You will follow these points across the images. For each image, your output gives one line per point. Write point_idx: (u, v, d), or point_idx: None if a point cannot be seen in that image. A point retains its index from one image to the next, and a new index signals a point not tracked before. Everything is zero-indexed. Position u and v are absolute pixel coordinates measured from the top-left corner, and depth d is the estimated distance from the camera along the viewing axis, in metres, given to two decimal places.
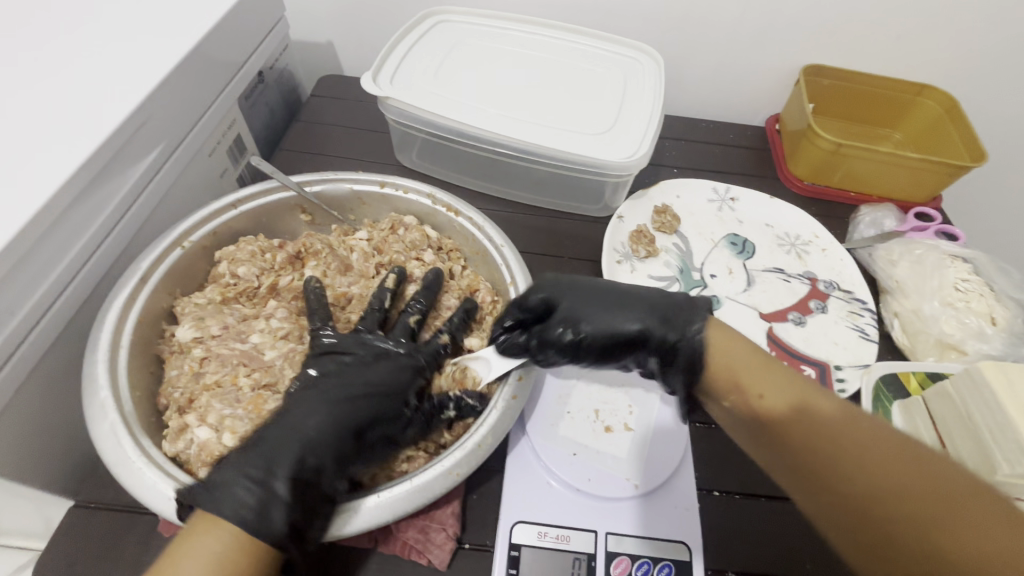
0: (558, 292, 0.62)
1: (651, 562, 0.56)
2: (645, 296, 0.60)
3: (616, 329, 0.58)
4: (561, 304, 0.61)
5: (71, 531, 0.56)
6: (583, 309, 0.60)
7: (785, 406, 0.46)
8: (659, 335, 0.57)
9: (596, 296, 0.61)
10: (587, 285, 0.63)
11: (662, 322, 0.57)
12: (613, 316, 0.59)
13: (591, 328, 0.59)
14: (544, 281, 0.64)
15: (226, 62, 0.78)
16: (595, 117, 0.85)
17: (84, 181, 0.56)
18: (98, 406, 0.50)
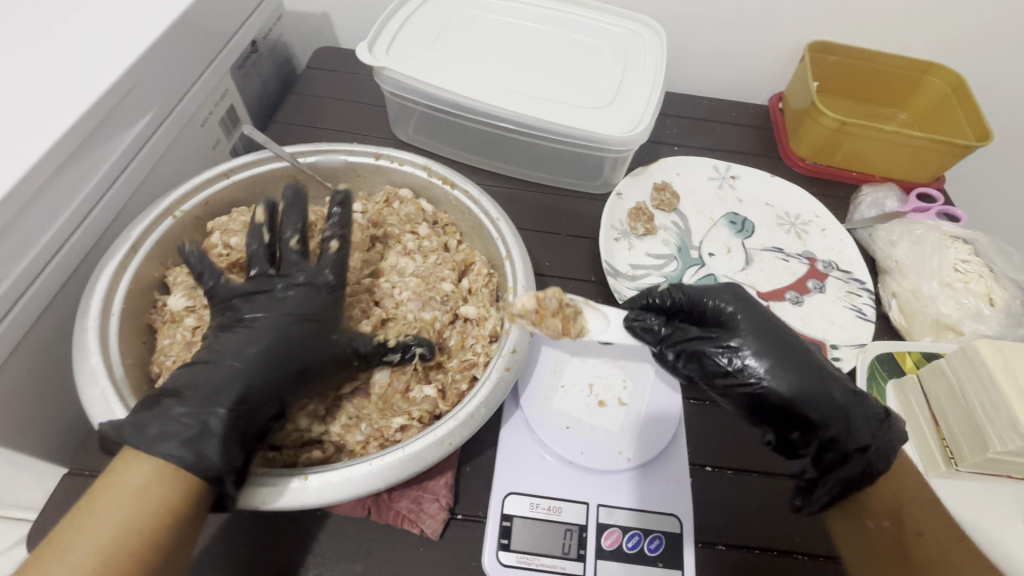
0: (745, 318, 0.55)
1: (642, 534, 0.56)
2: (837, 384, 0.53)
3: (784, 388, 0.51)
4: (746, 329, 0.54)
5: (67, 496, 0.56)
6: (774, 350, 0.52)
7: (911, 533, 0.53)
8: (834, 422, 0.52)
9: (789, 342, 0.54)
10: (783, 329, 0.55)
11: (845, 416, 0.52)
12: (799, 375, 0.51)
13: (770, 375, 0.51)
14: (730, 298, 0.57)
15: (216, 30, 0.76)
16: (595, 91, 0.83)
17: (72, 147, 0.55)
18: (89, 373, 0.50)
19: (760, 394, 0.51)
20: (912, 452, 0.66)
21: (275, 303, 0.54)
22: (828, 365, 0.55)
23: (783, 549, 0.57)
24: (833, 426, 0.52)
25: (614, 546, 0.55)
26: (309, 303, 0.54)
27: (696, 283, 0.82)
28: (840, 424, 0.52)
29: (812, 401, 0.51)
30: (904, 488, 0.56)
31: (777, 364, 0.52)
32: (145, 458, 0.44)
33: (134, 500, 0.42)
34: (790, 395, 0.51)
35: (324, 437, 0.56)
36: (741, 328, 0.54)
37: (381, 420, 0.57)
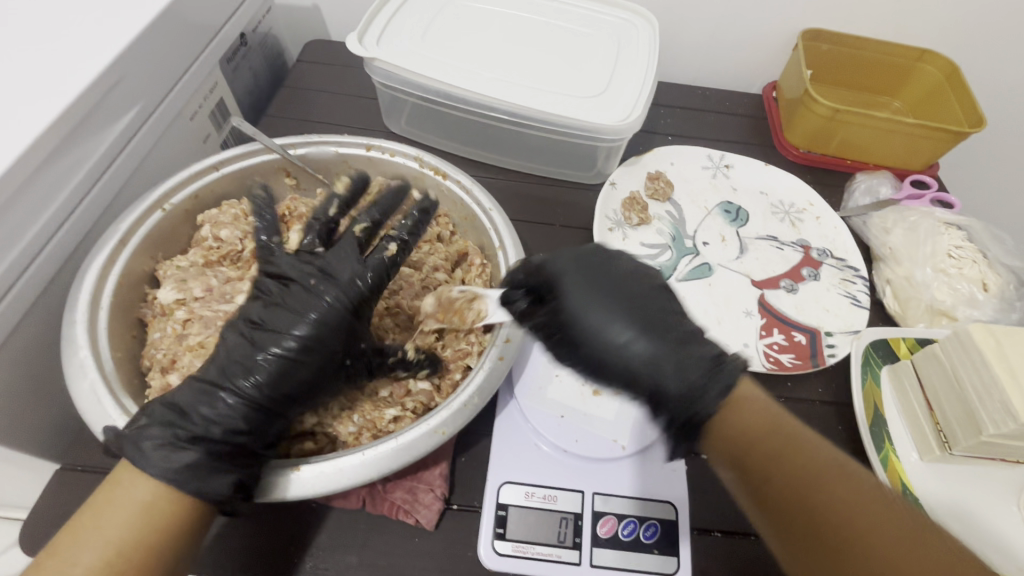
0: (567, 282, 0.53)
1: (637, 521, 0.56)
2: (656, 331, 0.50)
3: (632, 347, 0.50)
4: (568, 293, 0.53)
5: (59, 492, 0.56)
6: (603, 309, 0.51)
7: (761, 480, 0.49)
8: (665, 381, 0.48)
9: (632, 296, 0.52)
10: (628, 285, 0.53)
11: (666, 369, 0.48)
12: (646, 334, 0.50)
13: (626, 340, 0.50)
14: (566, 260, 0.55)
15: (204, 22, 0.75)
16: (588, 80, 0.83)
17: (56, 139, 0.54)
18: (78, 367, 0.49)
19: (603, 359, 0.50)
20: (907, 437, 0.66)
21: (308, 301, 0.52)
22: (656, 311, 0.52)
23: None
24: (669, 381, 0.48)
25: (609, 534, 0.55)
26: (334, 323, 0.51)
27: (690, 272, 0.81)
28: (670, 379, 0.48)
29: (656, 358, 0.49)
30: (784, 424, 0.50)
31: (639, 330, 0.50)
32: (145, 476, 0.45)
33: (135, 519, 0.43)
34: (642, 358, 0.49)
35: (317, 427, 0.56)
36: (561, 297, 0.53)
37: (375, 411, 0.57)
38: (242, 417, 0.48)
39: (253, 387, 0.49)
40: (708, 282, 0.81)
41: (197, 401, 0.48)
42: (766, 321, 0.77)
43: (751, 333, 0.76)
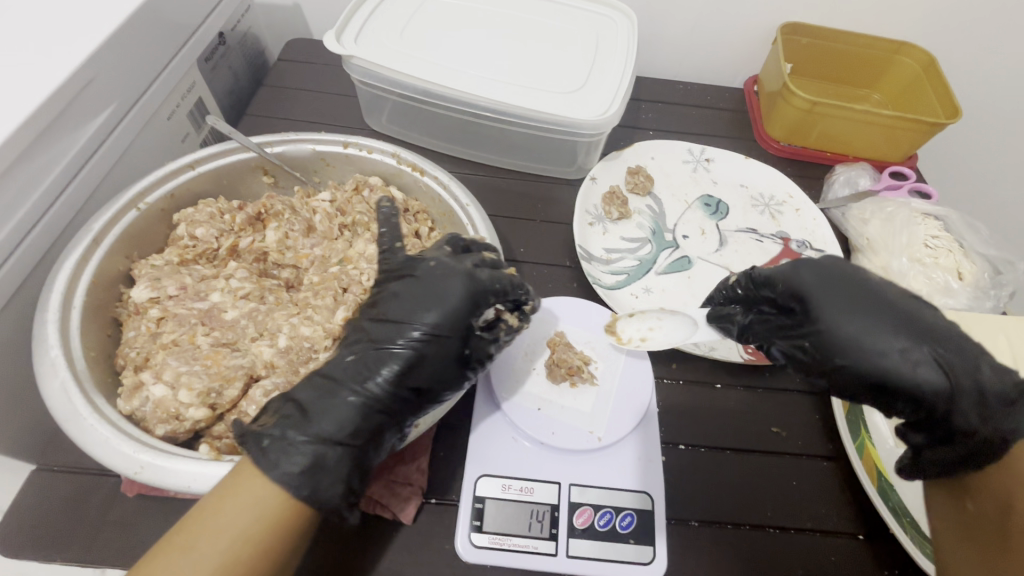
0: (824, 299, 0.50)
1: (613, 511, 0.57)
2: (943, 349, 0.46)
3: (904, 352, 0.46)
4: (835, 303, 0.49)
5: (36, 492, 0.55)
6: (864, 319, 0.48)
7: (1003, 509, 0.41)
8: (964, 404, 0.45)
9: (882, 304, 0.49)
10: (872, 290, 0.50)
11: (975, 397, 0.45)
12: (885, 351, 0.47)
13: (906, 351, 0.46)
14: (811, 273, 0.52)
15: (180, 21, 0.75)
16: (566, 75, 0.83)
17: (27, 139, 0.54)
18: (48, 365, 0.49)
19: (870, 372, 0.47)
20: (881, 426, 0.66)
21: (422, 291, 0.53)
22: (928, 319, 0.48)
23: (754, 523, 0.58)
24: (950, 393, 0.45)
25: (586, 525, 0.56)
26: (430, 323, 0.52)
27: (670, 265, 0.82)
28: (956, 384, 0.45)
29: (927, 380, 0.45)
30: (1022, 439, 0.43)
31: (867, 339, 0.47)
32: (265, 480, 0.44)
33: (256, 521, 0.42)
34: (869, 369, 0.47)
35: None
36: (819, 309, 0.50)
37: None
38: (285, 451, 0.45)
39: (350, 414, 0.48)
40: (687, 275, 0.81)
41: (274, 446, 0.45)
42: None
43: None
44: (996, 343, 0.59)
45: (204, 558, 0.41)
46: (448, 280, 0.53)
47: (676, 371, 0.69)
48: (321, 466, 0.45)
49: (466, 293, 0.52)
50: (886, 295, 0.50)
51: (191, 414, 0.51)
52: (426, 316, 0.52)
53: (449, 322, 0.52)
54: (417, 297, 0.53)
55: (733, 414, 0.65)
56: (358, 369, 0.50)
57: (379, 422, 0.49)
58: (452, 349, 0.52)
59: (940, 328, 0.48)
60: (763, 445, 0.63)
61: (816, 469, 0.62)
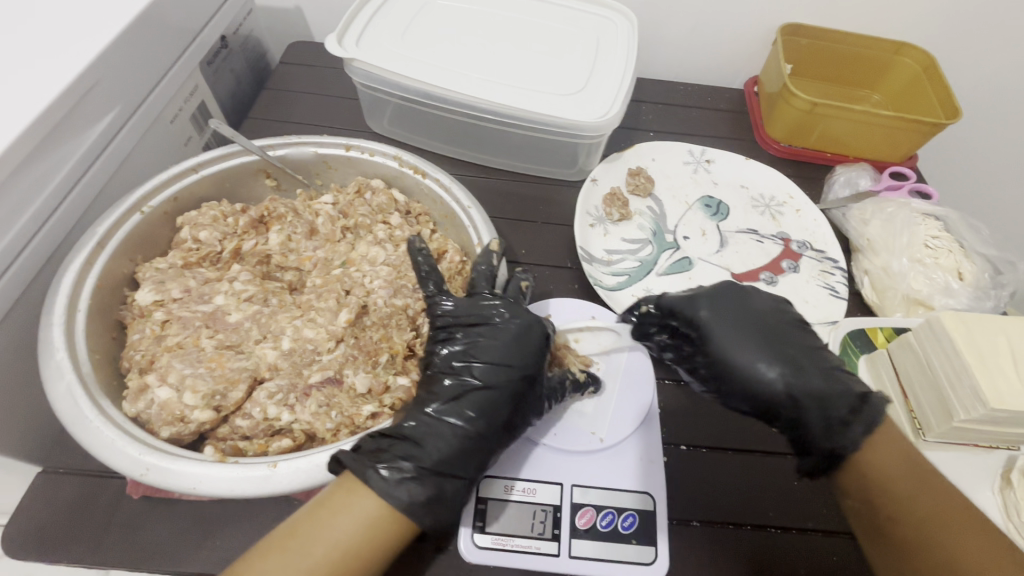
0: (712, 331, 0.59)
1: (615, 512, 0.57)
2: (806, 378, 0.56)
3: (771, 374, 0.57)
4: (726, 332, 0.59)
5: (43, 494, 0.56)
6: (746, 350, 0.58)
7: (883, 512, 0.52)
8: (814, 425, 0.56)
9: (759, 337, 0.58)
10: (756, 321, 0.60)
11: (824, 419, 0.55)
12: (757, 379, 0.57)
13: (773, 378, 0.56)
14: (706, 306, 0.61)
15: (183, 25, 0.75)
16: (567, 78, 0.83)
17: (32, 144, 0.55)
18: (54, 368, 0.49)
19: (750, 389, 0.57)
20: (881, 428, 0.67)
21: (497, 332, 0.57)
22: (795, 348, 0.58)
23: (756, 523, 0.58)
24: (803, 415, 0.56)
25: (588, 525, 0.56)
26: (513, 358, 0.56)
27: (670, 266, 0.82)
28: (822, 404, 0.55)
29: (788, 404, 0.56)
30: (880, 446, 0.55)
31: (742, 368, 0.57)
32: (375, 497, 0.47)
33: (363, 533, 0.45)
34: (745, 392, 0.57)
35: (294, 425, 0.53)
36: (707, 339, 0.59)
37: (353, 407, 0.54)
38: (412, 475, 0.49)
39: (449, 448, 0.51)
40: (688, 276, 0.81)
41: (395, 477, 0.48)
42: None
43: None
44: (996, 344, 0.59)
45: (311, 553, 0.44)
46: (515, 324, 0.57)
47: (678, 372, 0.69)
48: (440, 495, 0.49)
49: (539, 333, 0.58)
50: (763, 327, 0.59)
51: (195, 416, 0.51)
52: (506, 353, 0.56)
53: (523, 358, 0.56)
54: (495, 331, 0.57)
55: (734, 414, 0.66)
56: (457, 401, 0.54)
57: (479, 454, 0.53)
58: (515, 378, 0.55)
59: (807, 354, 0.58)
60: (764, 445, 0.63)
61: (818, 468, 0.62)
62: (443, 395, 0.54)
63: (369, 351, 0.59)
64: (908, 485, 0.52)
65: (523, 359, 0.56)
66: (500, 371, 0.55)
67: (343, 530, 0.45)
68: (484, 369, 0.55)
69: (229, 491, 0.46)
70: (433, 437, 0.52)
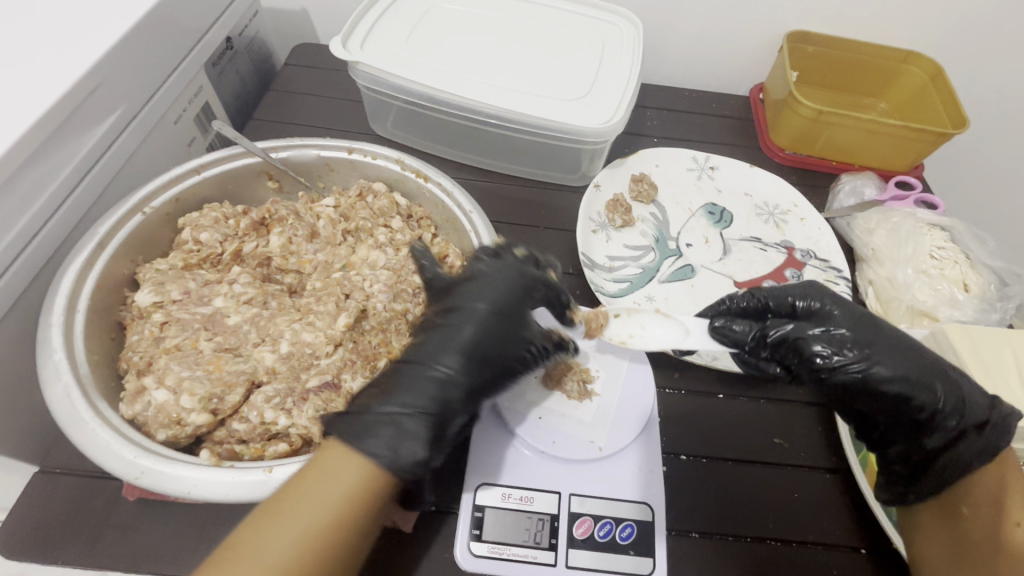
0: (838, 310, 0.57)
1: (613, 522, 0.56)
2: (939, 360, 0.55)
3: (896, 367, 0.54)
4: (841, 321, 0.57)
5: (38, 495, 0.55)
6: (870, 328, 0.56)
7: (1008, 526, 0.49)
8: (960, 405, 0.53)
9: (877, 321, 0.57)
10: (872, 316, 0.58)
11: (967, 403, 0.53)
12: (897, 355, 0.54)
13: (909, 358, 0.54)
14: (816, 291, 0.60)
15: (188, 26, 0.75)
16: (571, 83, 0.83)
17: (36, 143, 0.55)
18: (52, 369, 0.49)
19: (893, 370, 0.53)
20: None
21: (490, 276, 0.59)
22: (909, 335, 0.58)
23: (756, 536, 0.57)
24: (952, 399, 0.53)
25: (585, 535, 0.55)
26: (495, 304, 0.57)
27: (672, 274, 0.82)
28: (939, 404, 0.53)
29: (931, 386, 0.53)
30: (1008, 481, 0.52)
31: (875, 343, 0.55)
32: (353, 454, 0.47)
33: (346, 498, 0.45)
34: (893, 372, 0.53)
35: (291, 430, 0.53)
36: (831, 318, 0.57)
37: None
38: (383, 413, 0.49)
39: (423, 391, 0.51)
40: (690, 283, 0.81)
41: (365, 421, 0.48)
42: None
43: None
44: (1002, 357, 0.58)
45: (295, 524, 0.43)
46: (512, 268, 0.60)
47: (678, 381, 0.69)
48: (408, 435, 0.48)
49: (533, 276, 0.60)
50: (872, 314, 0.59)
51: (193, 419, 0.51)
52: (498, 294, 0.57)
53: (510, 302, 0.57)
54: (488, 277, 0.59)
55: (734, 425, 0.65)
56: (443, 347, 0.54)
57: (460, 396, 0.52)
58: (503, 323, 0.56)
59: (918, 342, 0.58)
60: (765, 456, 0.63)
61: (819, 480, 0.62)
62: (432, 344, 0.54)
63: (367, 356, 0.59)
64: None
65: (508, 302, 0.57)
66: (484, 316, 0.56)
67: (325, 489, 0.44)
68: (480, 311, 0.56)
69: (224, 496, 0.46)
70: (401, 385, 0.51)
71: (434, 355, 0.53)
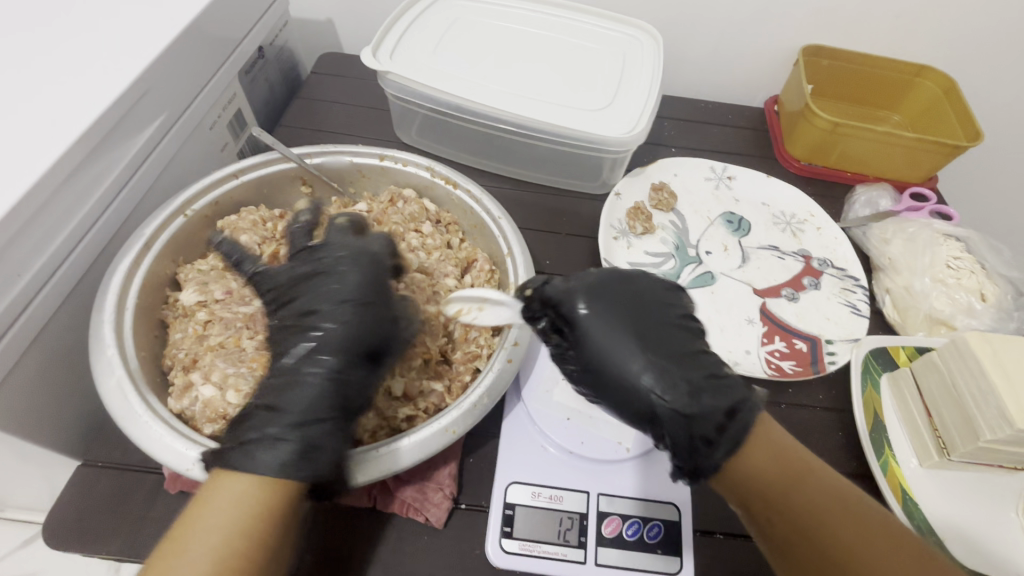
0: (590, 323, 0.52)
1: (642, 521, 0.57)
2: (676, 377, 0.50)
3: (653, 399, 0.49)
4: (588, 339, 0.52)
5: (85, 486, 0.57)
6: (617, 347, 0.51)
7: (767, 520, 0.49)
8: (671, 430, 0.49)
9: (635, 331, 0.52)
10: (638, 323, 0.52)
11: (693, 427, 0.49)
12: (629, 377, 0.50)
13: (646, 382, 0.50)
14: (582, 294, 0.53)
15: (225, 37, 0.78)
16: (594, 94, 0.85)
17: (88, 147, 0.57)
18: (105, 364, 0.51)
19: (625, 396, 0.51)
20: (906, 444, 0.67)
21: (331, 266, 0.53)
22: (668, 345, 0.51)
23: None
24: (676, 426, 0.49)
25: (614, 534, 0.57)
26: (360, 287, 0.52)
27: (693, 280, 0.83)
28: (681, 433, 0.49)
29: (659, 412, 0.49)
30: (753, 469, 0.49)
31: (619, 363, 0.50)
32: (240, 478, 0.44)
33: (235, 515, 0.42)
34: (632, 396, 0.50)
35: None
36: (583, 333, 0.52)
37: (388, 409, 0.58)
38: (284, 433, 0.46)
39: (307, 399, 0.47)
40: (710, 290, 0.82)
41: (273, 448, 0.45)
42: (768, 329, 0.79)
43: (753, 339, 0.77)
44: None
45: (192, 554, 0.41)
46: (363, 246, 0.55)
47: None
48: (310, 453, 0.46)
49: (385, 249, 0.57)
50: (633, 319, 0.52)
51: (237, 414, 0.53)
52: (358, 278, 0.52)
53: (354, 284, 0.52)
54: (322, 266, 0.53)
55: None
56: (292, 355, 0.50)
57: (346, 401, 0.49)
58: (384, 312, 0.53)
59: (682, 355, 0.51)
60: None
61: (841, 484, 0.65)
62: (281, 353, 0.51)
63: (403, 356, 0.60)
64: (784, 498, 0.48)
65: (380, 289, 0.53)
66: (344, 304, 0.51)
67: (232, 503, 0.43)
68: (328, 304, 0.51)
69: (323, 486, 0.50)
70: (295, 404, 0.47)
71: (310, 357, 0.49)
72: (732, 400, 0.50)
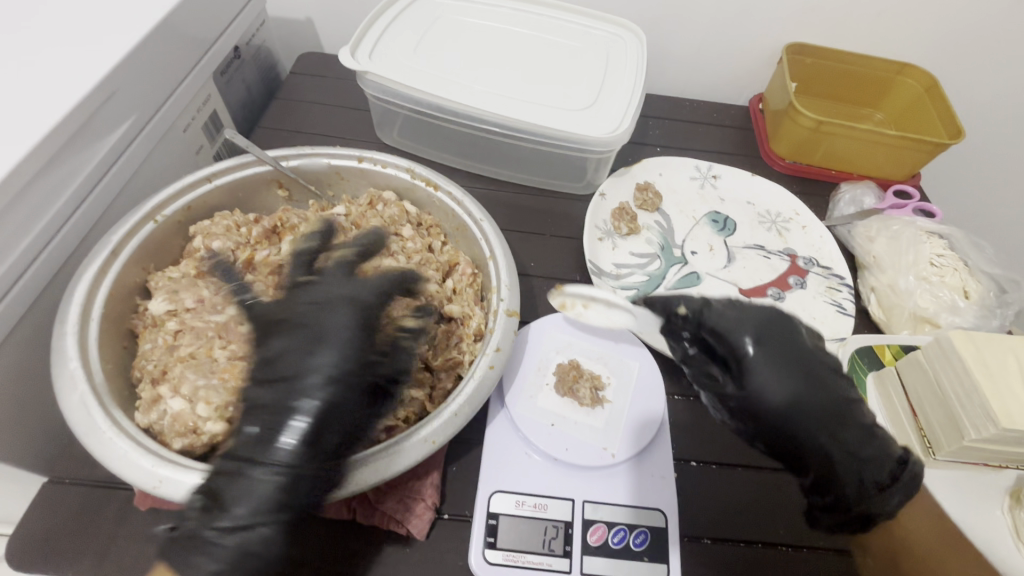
0: (785, 373, 0.48)
1: (628, 529, 0.57)
2: (824, 433, 0.47)
3: (818, 449, 0.47)
4: (797, 392, 0.47)
5: (51, 505, 0.55)
6: (793, 394, 0.47)
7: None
8: (847, 478, 0.48)
9: (812, 380, 0.48)
10: (815, 371, 0.49)
11: (890, 475, 0.48)
12: (844, 432, 0.48)
13: (816, 435, 0.47)
14: (767, 339, 0.49)
15: (198, 36, 0.76)
16: (577, 93, 0.84)
17: (50, 151, 0.55)
18: (68, 378, 0.49)
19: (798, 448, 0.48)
20: None
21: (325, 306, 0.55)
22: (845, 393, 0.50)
23: (767, 541, 0.58)
24: (876, 474, 0.48)
25: (600, 542, 0.56)
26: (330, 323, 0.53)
27: (679, 281, 0.83)
28: (875, 480, 0.48)
29: (861, 465, 0.48)
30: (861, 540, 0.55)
31: (815, 415, 0.47)
32: None
33: None
34: (834, 448, 0.48)
35: None
36: (750, 378, 0.48)
37: None
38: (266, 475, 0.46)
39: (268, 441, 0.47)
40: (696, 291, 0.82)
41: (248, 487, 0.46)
42: None
43: None
44: (1005, 363, 0.59)
45: None
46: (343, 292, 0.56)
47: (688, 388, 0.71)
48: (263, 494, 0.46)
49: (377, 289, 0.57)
50: (771, 364, 0.48)
51: (209, 427, 0.52)
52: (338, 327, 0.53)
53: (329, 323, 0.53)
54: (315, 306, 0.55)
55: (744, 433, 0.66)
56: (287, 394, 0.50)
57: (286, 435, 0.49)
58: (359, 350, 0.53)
59: (837, 404, 0.49)
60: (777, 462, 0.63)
61: None
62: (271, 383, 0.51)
63: None
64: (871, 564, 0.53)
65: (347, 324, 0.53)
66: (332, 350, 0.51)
67: None
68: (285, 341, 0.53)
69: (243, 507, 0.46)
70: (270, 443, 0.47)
71: (289, 398, 0.49)
72: (891, 450, 0.49)
